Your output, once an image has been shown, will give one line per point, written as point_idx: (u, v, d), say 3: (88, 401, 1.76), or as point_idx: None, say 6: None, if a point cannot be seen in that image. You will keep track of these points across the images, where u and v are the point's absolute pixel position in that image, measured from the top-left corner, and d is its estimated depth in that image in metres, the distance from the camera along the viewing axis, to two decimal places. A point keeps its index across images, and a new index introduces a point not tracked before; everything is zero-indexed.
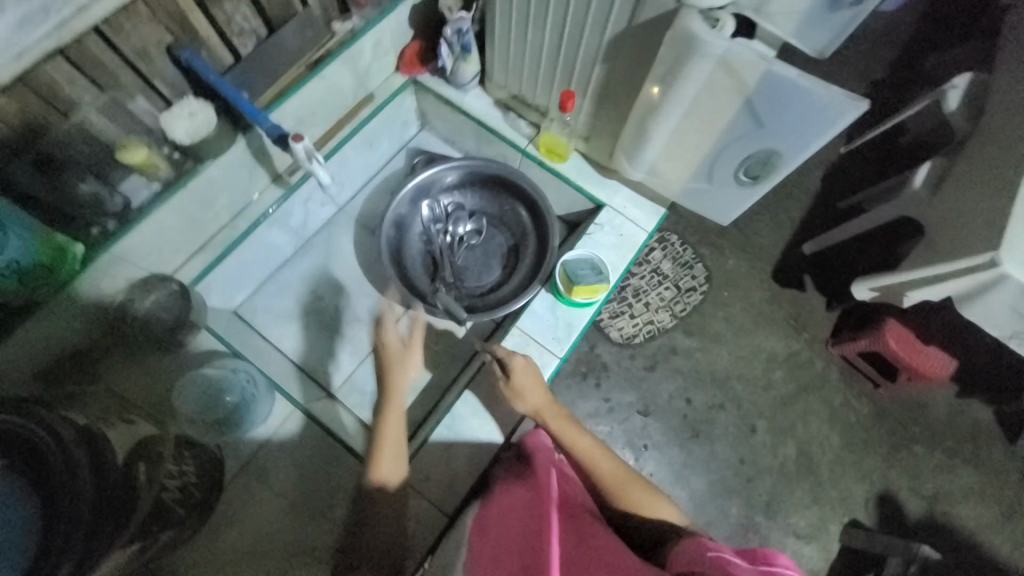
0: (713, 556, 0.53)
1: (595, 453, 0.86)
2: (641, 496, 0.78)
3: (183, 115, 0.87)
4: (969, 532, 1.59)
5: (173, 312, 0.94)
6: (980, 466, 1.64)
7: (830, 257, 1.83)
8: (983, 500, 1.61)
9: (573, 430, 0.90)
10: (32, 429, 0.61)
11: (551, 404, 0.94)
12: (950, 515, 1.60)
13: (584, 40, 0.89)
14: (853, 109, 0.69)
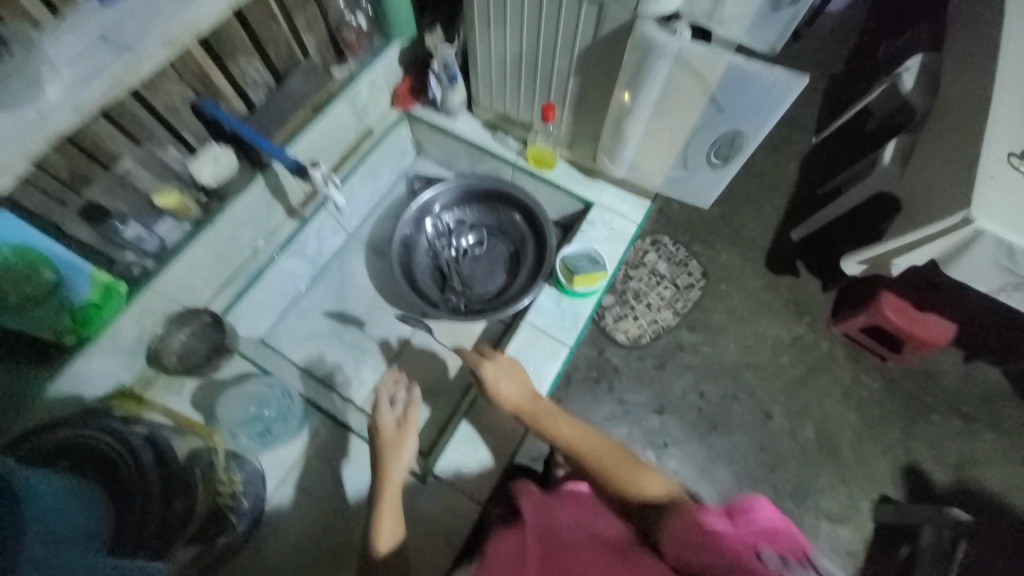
0: (698, 532, 0.56)
1: (584, 437, 0.85)
2: (630, 471, 0.78)
3: (208, 160, 0.97)
4: (1000, 495, 1.59)
5: (208, 340, 1.02)
6: (999, 428, 1.66)
7: (818, 242, 1.91)
8: (1008, 462, 1.62)
9: (559, 418, 0.89)
10: (104, 438, 0.76)
11: (529, 399, 0.93)
12: (978, 480, 1.60)
13: (558, 57, 1.01)
14: (797, 84, 0.78)
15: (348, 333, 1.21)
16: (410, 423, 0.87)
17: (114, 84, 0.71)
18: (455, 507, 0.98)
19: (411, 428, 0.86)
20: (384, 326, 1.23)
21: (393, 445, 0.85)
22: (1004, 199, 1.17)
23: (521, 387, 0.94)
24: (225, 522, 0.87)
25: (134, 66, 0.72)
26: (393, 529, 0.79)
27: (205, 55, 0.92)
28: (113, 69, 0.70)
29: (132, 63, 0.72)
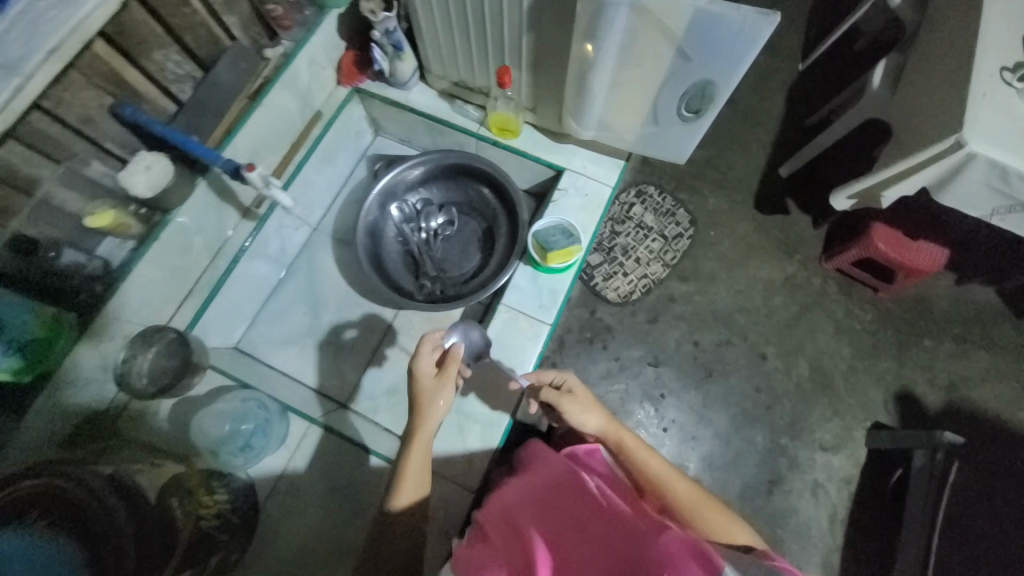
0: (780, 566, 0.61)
1: (668, 474, 0.81)
2: (722, 524, 0.76)
3: (140, 170, 0.89)
4: (992, 412, 1.61)
5: (176, 358, 0.97)
6: (992, 347, 1.67)
7: (808, 177, 1.84)
8: (999, 379, 1.64)
9: (644, 451, 0.83)
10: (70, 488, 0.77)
11: (610, 426, 0.88)
12: (971, 400, 1.62)
13: (505, 15, 0.91)
14: (768, 24, 0.70)
15: (324, 330, 1.19)
16: (450, 373, 0.82)
17: None
18: (449, 495, 0.97)
19: (449, 380, 0.82)
20: (360, 320, 1.20)
21: (429, 394, 0.81)
22: (996, 119, 1.10)
23: (600, 413, 0.88)
24: (213, 540, 0.89)
25: None
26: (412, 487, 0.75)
27: (115, 54, 0.83)
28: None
29: None
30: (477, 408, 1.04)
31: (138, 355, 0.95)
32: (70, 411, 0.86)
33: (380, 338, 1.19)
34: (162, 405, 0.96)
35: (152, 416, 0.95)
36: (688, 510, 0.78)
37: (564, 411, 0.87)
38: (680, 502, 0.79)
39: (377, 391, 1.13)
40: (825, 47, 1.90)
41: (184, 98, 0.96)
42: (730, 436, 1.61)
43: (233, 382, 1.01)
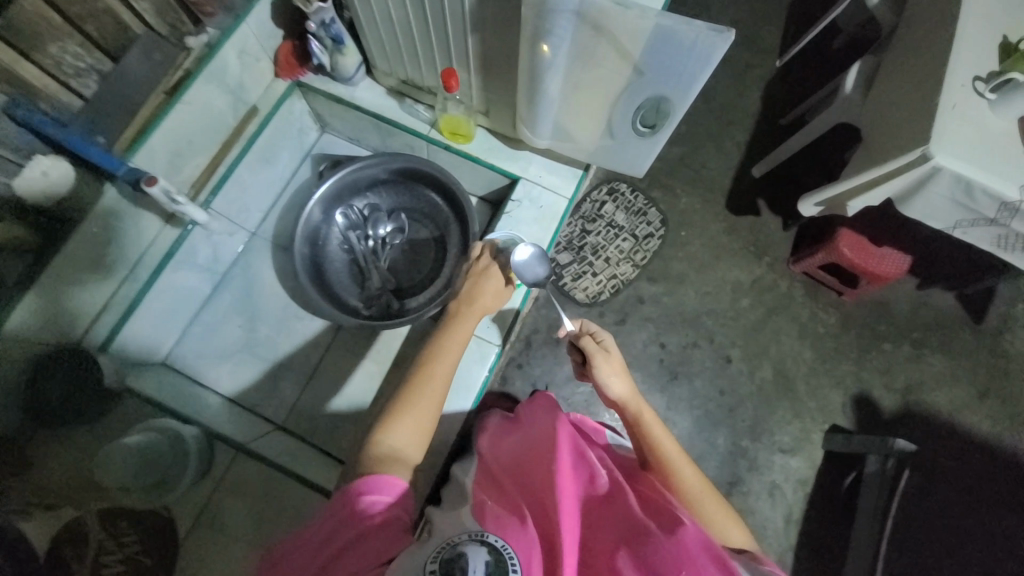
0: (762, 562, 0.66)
1: (676, 456, 0.81)
2: (717, 513, 0.75)
3: (34, 176, 0.81)
4: (946, 416, 1.62)
5: (86, 383, 0.86)
6: (951, 351, 1.67)
7: (782, 178, 1.81)
8: (954, 383, 1.65)
9: (660, 429, 0.83)
10: None
11: (636, 396, 0.88)
12: (926, 403, 1.63)
13: (447, 13, 0.83)
14: (721, 41, 0.64)
15: (260, 345, 1.13)
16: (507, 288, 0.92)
17: None
18: None
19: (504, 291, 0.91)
20: (302, 333, 1.15)
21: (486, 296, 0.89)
22: (960, 134, 1.07)
23: (627, 381, 0.89)
24: None
25: None
26: (409, 426, 0.72)
27: (7, 48, 0.73)
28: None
29: None
30: None
31: (44, 378, 0.82)
32: None
33: (321, 356, 1.14)
34: (74, 430, 0.84)
35: (64, 441, 0.83)
36: (689, 493, 0.77)
37: (598, 364, 0.89)
38: (684, 486, 0.78)
39: (316, 411, 1.10)
40: (805, 44, 1.84)
41: (89, 94, 0.86)
42: (692, 438, 1.60)
43: (153, 407, 0.91)
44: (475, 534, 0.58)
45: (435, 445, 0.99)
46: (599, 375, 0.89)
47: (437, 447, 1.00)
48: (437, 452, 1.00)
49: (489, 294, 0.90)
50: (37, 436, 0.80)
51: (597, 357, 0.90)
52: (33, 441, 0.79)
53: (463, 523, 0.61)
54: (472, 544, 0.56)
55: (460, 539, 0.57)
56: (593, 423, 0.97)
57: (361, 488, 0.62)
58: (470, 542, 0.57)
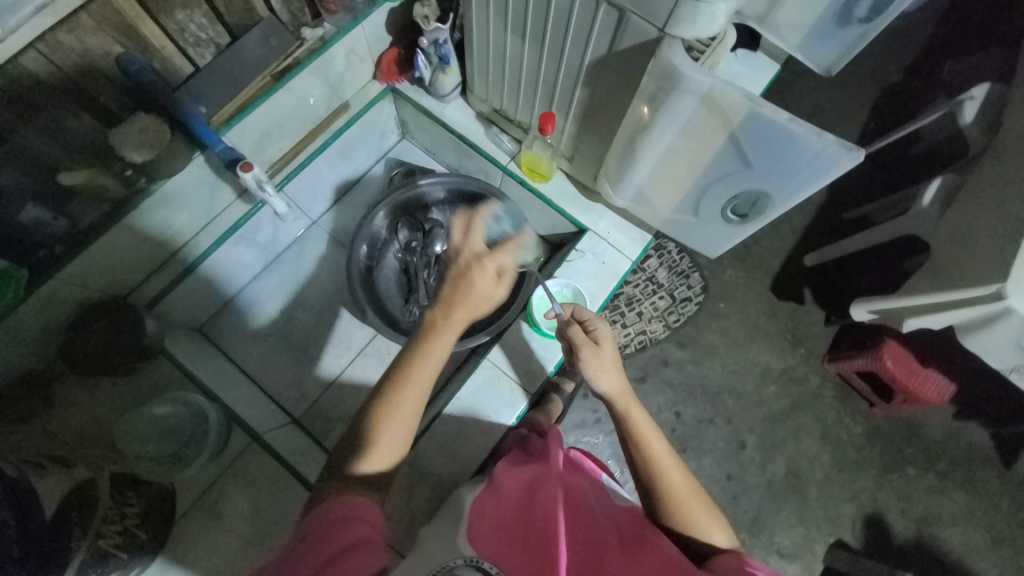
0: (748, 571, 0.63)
1: (666, 461, 0.75)
2: (701, 517, 0.73)
3: (132, 131, 0.82)
4: (956, 556, 1.50)
5: (124, 339, 0.88)
6: (976, 490, 1.54)
7: (835, 272, 1.70)
8: (971, 524, 1.52)
9: (650, 433, 0.77)
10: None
11: (626, 391, 0.79)
12: (939, 540, 1.51)
13: (564, 58, 0.83)
14: (848, 158, 0.63)
15: (295, 335, 1.14)
16: (504, 289, 0.77)
17: None
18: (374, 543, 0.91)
19: (500, 295, 0.76)
20: (339, 330, 1.14)
21: (474, 304, 0.74)
22: None
23: (617, 374, 0.80)
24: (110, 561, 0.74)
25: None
26: (383, 459, 0.68)
27: (136, 4, 0.76)
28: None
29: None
30: (432, 461, 0.96)
31: (84, 326, 0.86)
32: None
33: (350, 358, 1.13)
34: (103, 383, 0.88)
35: (89, 390, 0.87)
36: (677, 499, 0.73)
37: (583, 358, 0.80)
38: (672, 490, 0.74)
39: (333, 414, 1.08)
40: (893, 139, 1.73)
41: (202, 64, 0.89)
42: None
43: (184, 377, 0.92)
44: (470, 559, 0.66)
45: (439, 478, 0.96)
46: (586, 369, 0.80)
47: (446, 478, 0.95)
48: (438, 485, 0.95)
49: (476, 301, 0.74)
50: (63, 378, 0.85)
51: (584, 350, 0.81)
52: (56, 383, 0.84)
53: (458, 548, 0.69)
54: (468, 570, 0.65)
55: (454, 563, 0.67)
56: (594, 465, 0.94)
57: (329, 512, 0.61)
58: (465, 568, 0.66)
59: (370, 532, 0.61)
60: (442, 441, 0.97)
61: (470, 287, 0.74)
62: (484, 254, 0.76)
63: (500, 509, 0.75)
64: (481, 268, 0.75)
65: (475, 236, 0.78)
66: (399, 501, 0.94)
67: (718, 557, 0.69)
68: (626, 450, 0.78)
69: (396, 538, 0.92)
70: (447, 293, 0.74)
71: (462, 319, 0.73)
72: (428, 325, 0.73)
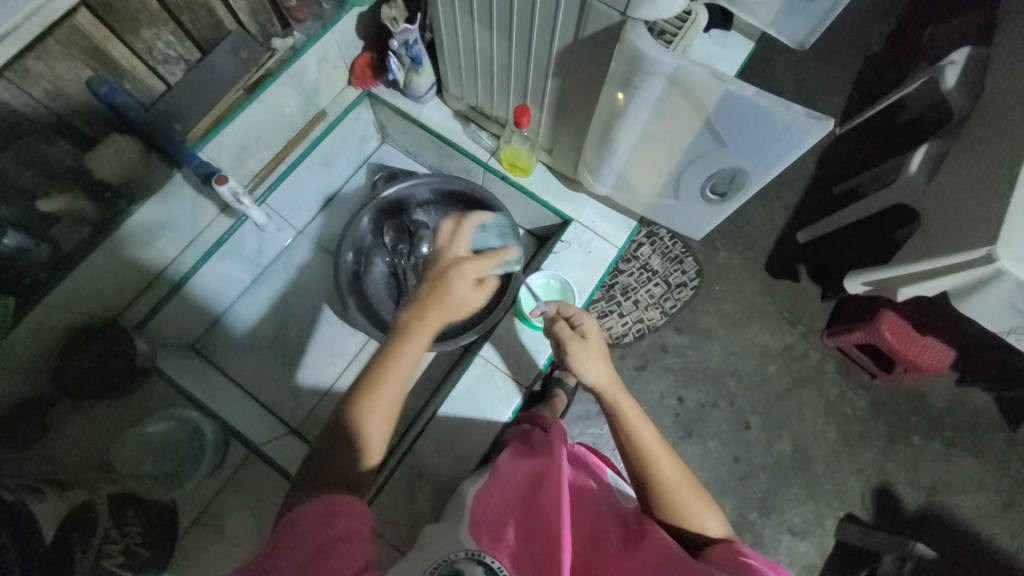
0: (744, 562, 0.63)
1: (656, 450, 0.76)
2: (694, 505, 0.73)
3: (108, 150, 0.85)
4: (967, 522, 1.50)
5: (118, 359, 0.88)
6: (982, 455, 1.54)
7: (828, 247, 1.69)
8: (981, 489, 1.52)
9: (640, 420, 0.78)
10: None
11: (614, 380, 0.81)
12: (949, 507, 1.51)
13: (533, 50, 0.83)
14: (817, 129, 0.63)
15: (291, 346, 1.14)
16: (482, 296, 0.75)
17: None
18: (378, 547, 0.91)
19: (476, 302, 0.74)
20: (331, 339, 1.15)
21: (452, 308, 0.72)
22: None
23: (607, 365, 0.82)
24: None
25: None
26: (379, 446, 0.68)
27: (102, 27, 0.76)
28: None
29: None
30: (432, 461, 0.96)
31: (74, 353, 0.85)
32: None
33: (346, 364, 1.13)
34: (99, 405, 0.87)
35: (84, 413, 0.86)
36: (669, 487, 0.74)
37: (570, 351, 0.81)
38: (663, 480, 0.74)
39: (324, 417, 1.08)
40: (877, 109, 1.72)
41: (173, 81, 0.90)
42: None
43: (178, 395, 0.94)
44: (472, 552, 0.66)
45: (442, 477, 0.96)
46: (573, 362, 0.82)
47: (448, 478, 0.96)
48: (441, 484, 0.95)
49: (454, 306, 0.72)
50: (57, 406, 0.84)
51: (572, 344, 0.82)
52: (52, 411, 0.83)
53: (460, 541, 0.69)
54: (469, 563, 0.65)
55: (455, 557, 0.66)
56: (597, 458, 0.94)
57: (312, 510, 0.59)
58: (467, 561, 0.65)
59: (353, 524, 0.59)
60: (441, 439, 0.98)
61: (448, 291, 0.72)
62: (464, 259, 0.75)
63: (501, 505, 0.76)
64: (460, 272, 0.73)
65: (458, 241, 0.78)
66: (403, 503, 0.94)
67: (712, 548, 0.69)
68: (617, 441, 0.78)
69: (402, 542, 0.92)
70: (424, 296, 0.72)
71: (436, 323, 0.71)
72: (403, 325, 0.71)
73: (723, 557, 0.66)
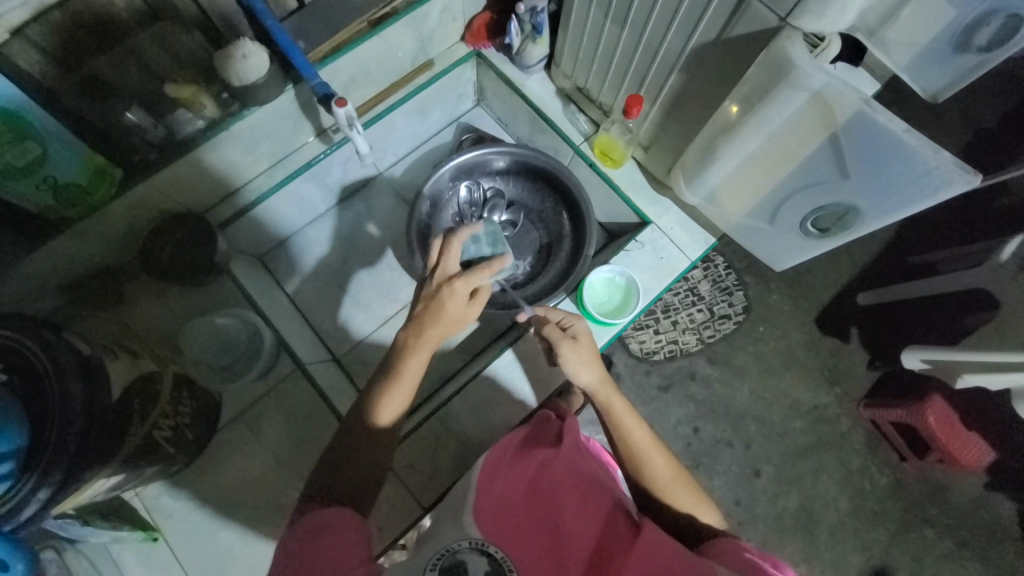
0: (749, 560, 0.61)
1: (650, 448, 0.76)
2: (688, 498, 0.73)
3: (237, 56, 0.81)
4: None
5: (192, 252, 0.94)
6: (998, 568, 1.41)
7: (887, 314, 1.55)
8: None
9: (632, 417, 0.78)
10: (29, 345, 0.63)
11: (608, 382, 0.82)
12: None
13: (667, 39, 0.81)
14: (961, 181, 0.62)
15: (346, 280, 1.17)
16: (478, 307, 0.78)
17: None
18: (387, 487, 0.94)
19: (473, 314, 0.77)
20: (387, 282, 1.17)
21: (447, 324, 0.74)
22: None
23: (598, 369, 0.82)
24: (159, 451, 0.82)
25: None
26: (397, 408, 0.72)
27: None
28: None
29: None
30: (459, 422, 0.98)
31: (160, 238, 0.93)
32: (80, 262, 0.88)
33: (394, 310, 1.16)
34: (170, 289, 0.97)
35: (156, 293, 0.96)
36: (661, 484, 0.74)
37: (563, 353, 0.82)
38: (656, 477, 0.74)
39: (370, 359, 1.12)
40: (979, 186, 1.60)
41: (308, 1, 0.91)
42: None
43: (242, 296, 0.97)
44: (476, 542, 0.69)
45: (462, 439, 0.97)
46: (566, 364, 0.82)
47: (474, 440, 0.97)
48: (460, 444, 0.97)
49: (448, 321, 0.74)
50: (136, 279, 0.95)
51: (563, 345, 0.83)
52: (130, 282, 0.95)
53: (465, 530, 0.71)
54: (472, 553, 0.68)
55: (459, 546, 0.69)
56: (611, 458, 0.92)
57: (309, 525, 0.60)
58: (469, 551, 0.69)
59: (347, 536, 0.59)
60: (473, 403, 0.99)
61: (442, 308, 0.74)
62: (455, 276, 0.75)
63: (503, 488, 0.75)
64: (451, 290, 0.74)
65: (451, 258, 0.77)
66: (420, 455, 0.96)
67: (712, 541, 0.67)
68: (610, 441, 0.78)
69: (412, 489, 0.95)
70: (421, 316, 0.74)
71: (437, 337, 0.74)
72: (402, 342, 0.74)
73: (728, 551, 0.63)
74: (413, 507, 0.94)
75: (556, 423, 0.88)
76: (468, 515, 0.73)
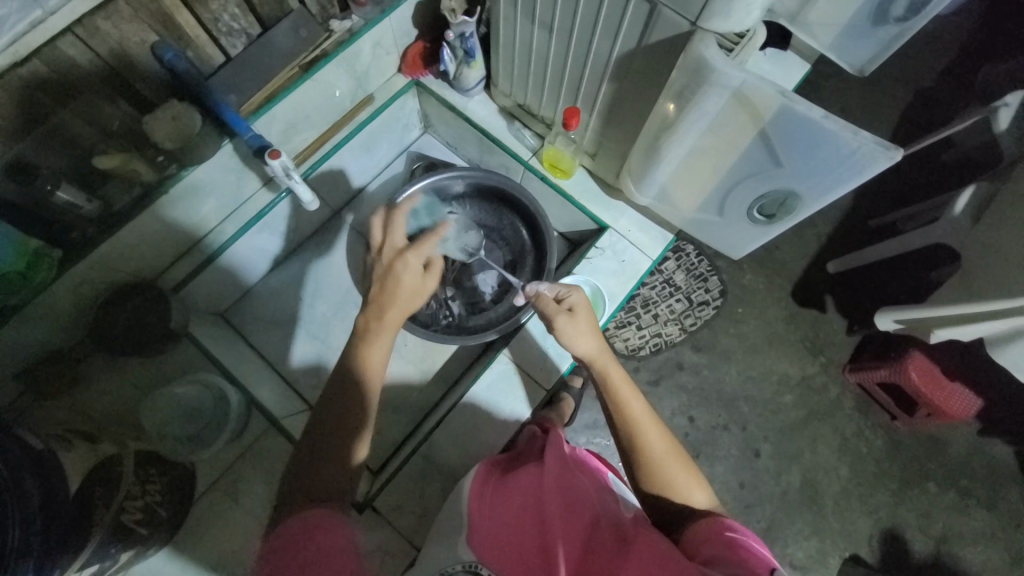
0: (729, 536, 0.58)
1: (643, 418, 0.72)
2: (679, 476, 0.69)
3: (166, 118, 0.82)
4: None
5: (145, 325, 0.91)
6: (1000, 510, 1.43)
7: (859, 280, 1.58)
8: (998, 548, 1.41)
9: (628, 390, 0.74)
10: None
11: (604, 351, 0.77)
12: (958, 559, 1.40)
13: (593, 48, 0.82)
14: (884, 157, 0.64)
15: (313, 324, 1.17)
16: (434, 278, 0.78)
17: (17, 44, 0.64)
18: (378, 528, 0.93)
19: (431, 284, 0.77)
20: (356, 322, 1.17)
21: (404, 299, 0.74)
22: None
23: (595, 335, 0.78)
24: (132, 534, 0.79)
25: (43, 21, 0.66)
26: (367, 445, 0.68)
27: None
28: (17, 29, 0.63)
29: (41, 19, 0.65)
30: (445, 454, 0.98)
31: (111, 315, 0.89)
32: (27, 348, 0.82)
33: None
34: (127, 363, 0.92)
35: (114, 369, 0.92)
36: (650, 452, 0.70)
37: (559, 326, 0.78)
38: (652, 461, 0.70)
39: None
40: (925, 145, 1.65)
41: (234, 54, 0.90)
42: None
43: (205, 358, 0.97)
44: (467, 564, 0.68)
45: (452, 469, 0.97)
46: (560, 335, 0.78)
47: (461, 468, 0.97)
48: (449, 474, 0.97)
49: (407, 295, 0.75)
50: (88, 358, 0.89)
51: (559, 319, 0.78)
52: (82, 361, 0.89)
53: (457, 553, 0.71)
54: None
55: (453, 569, 0.69)
56: (600, 463, 0.91)
57: (290, 534, 0.56)
58: (462, 573, 0.68)
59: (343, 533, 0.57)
60: (455, 431, 0.99)
61: (398, 282, 0.74)
62: (405, 250, 0.76)
63: (492, 511, 0.74)
64: (405, 263, 0.75)
65: (396, 230, 0.77)
66: (410, 494, 0.96)
67: (694, 517, 0.65)
68: (612, 429, 0.73)
69: (406, 529, 0.94)
70: (376, 298, 0.74)
71: (397, 317, 0.74)
72: (364, 327, 0.73)
73: (707, 535, 0.60)
74: (409, 549, 0.92)
75: (541, 439, 0.90)
76: (463, 538, 0.73)
